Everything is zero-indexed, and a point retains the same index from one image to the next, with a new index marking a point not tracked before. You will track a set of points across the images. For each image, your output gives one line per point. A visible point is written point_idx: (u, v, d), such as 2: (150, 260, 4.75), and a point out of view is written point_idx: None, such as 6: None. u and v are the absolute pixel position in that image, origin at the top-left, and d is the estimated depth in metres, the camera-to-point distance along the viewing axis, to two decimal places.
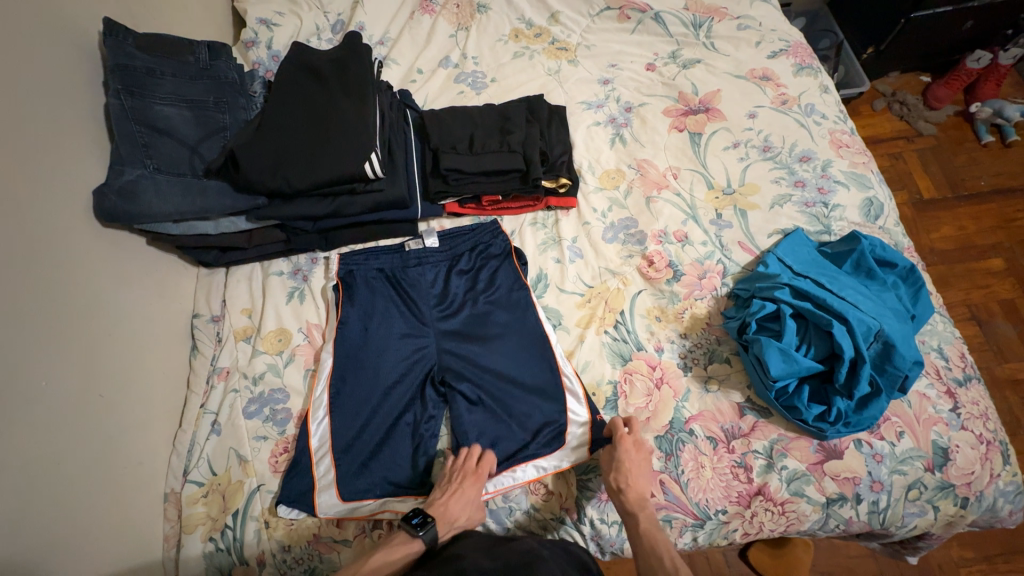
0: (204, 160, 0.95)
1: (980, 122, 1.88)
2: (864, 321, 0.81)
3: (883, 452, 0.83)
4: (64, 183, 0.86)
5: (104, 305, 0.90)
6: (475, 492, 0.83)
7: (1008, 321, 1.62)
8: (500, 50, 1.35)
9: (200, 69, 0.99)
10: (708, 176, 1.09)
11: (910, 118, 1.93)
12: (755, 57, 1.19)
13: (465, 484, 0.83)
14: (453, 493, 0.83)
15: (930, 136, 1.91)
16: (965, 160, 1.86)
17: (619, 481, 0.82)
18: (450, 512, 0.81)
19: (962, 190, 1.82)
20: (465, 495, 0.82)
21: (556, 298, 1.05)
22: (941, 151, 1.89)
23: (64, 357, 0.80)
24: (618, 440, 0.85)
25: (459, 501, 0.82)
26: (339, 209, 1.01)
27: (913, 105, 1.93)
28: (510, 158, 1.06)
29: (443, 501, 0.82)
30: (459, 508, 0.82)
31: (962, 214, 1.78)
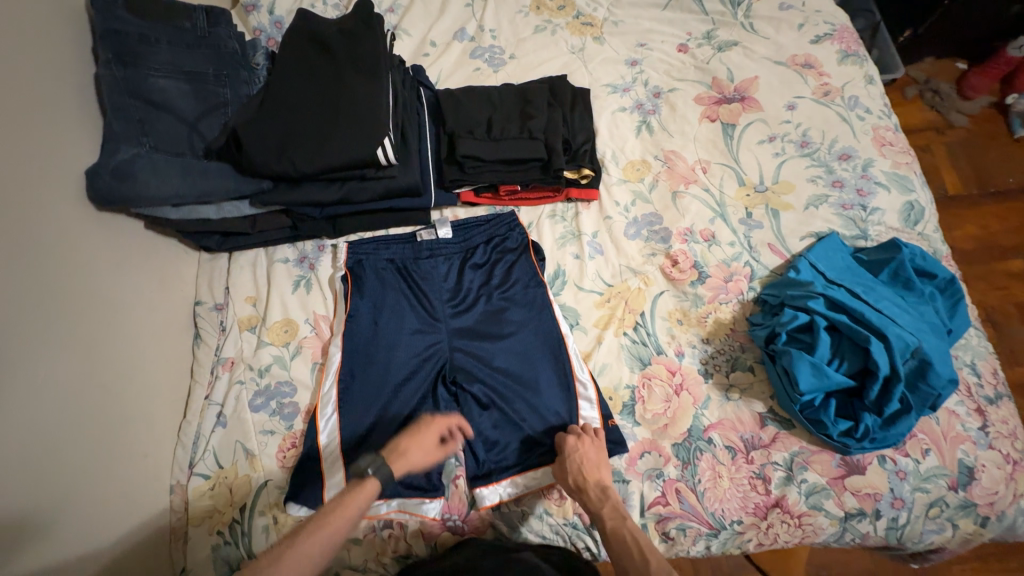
0: (204, 138, 0.88)
1: (1015, 115, 1.79)
2: (903, 337, 0.77)
3: (907, 469, 0.81)
4: (52, 161, 0.79)
5: (102, 292, 0.86)
6: (431, 438, 0.83)
7: None
8: (520, 24, 1.26)
9: (198, 36, 0.90)
10: (740, 172, 1.02)
11: (942, 108, 1.83)
12: (797, 41, 1.11)
13: (423, 429, 0.84)
14: (408, 435, 0.83)
15: (961, 129, 1.83)
16: (996, 155, 1.79)
17: (579, 480, 0.79)
18: (407, 452, 0.81)
19: (991, 187, 1.74)
20: (422, 439, 0.83)
21: (574, 296, 1.01)
22: (972, 146, 1.80)
23: (65, 345, 0.77)
24: (564, 443, 0.84)
25: (416, 444, 0.82)
26: (348, 196, 0.95)
27: (947, 94, 1.83)
28: (531, 146, 0.99)
29: (401, 444, 0.81)
30: (416, 449, 0.81)
31: (987, 212, 1.72)
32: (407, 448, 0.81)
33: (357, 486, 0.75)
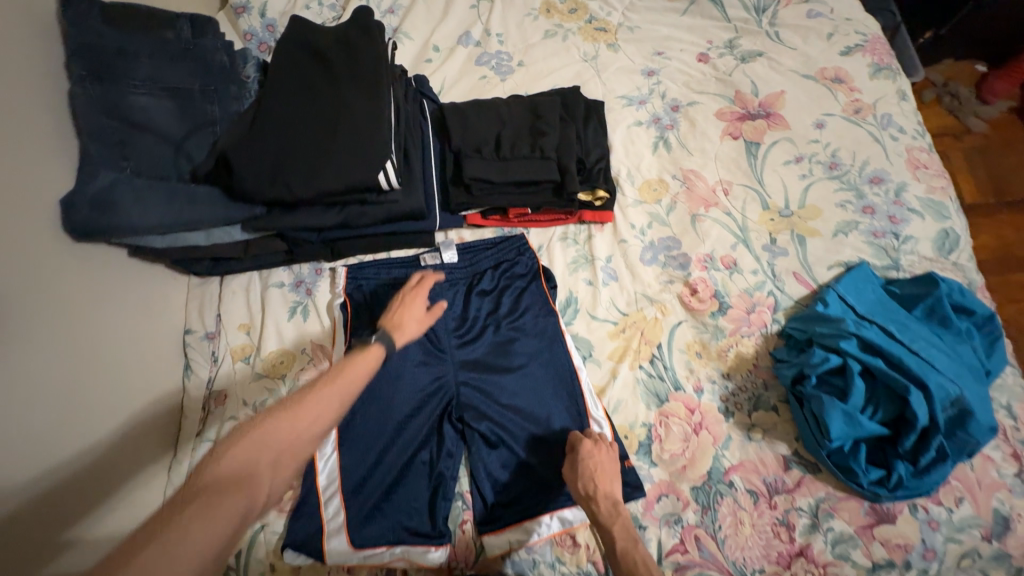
0: (191, 159, 0.83)
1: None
2: (944, 386, 0.73)
3: (939, 519, 0.77)
4: (39, 189, 0.73)
5: (97, 313, 0.82)
6: (420, 302, 0.80)
7: None
8: (528, 28, 1.18)
9: (182, 47, 0.83)
10: (764, 195, 0.97)
11: (960, 112, 1.69)
12: (826, 52, 1.05)
13: (409, 299, 0.80)
14: (398, 308, 0.78)
15: (979, 134, 1.70)
16: (1017, 161, 1.64)
17: (586, 488, 0.76)
18: (404, 323, 0.76)
19: (1006, 194, 1.61)
20: (413, 307, 0.79)
21: (587, 326, 0.96)
22: (989, 154, 1.67)
23: (69, 347, 0.75)
24: (579, 445, 0.80)
25: (409, 312, 0.78)
26: (348, 220, 0.89)
27: (967, 98, 1.69)
28: (543, 167, 0.93)
29: (396, 316, 0.77)
30: (410, 315, 0.77)
31: (1004, 222, 1.55)
32: (404, 316, 0.77)
33: (359, 352, 0.68)
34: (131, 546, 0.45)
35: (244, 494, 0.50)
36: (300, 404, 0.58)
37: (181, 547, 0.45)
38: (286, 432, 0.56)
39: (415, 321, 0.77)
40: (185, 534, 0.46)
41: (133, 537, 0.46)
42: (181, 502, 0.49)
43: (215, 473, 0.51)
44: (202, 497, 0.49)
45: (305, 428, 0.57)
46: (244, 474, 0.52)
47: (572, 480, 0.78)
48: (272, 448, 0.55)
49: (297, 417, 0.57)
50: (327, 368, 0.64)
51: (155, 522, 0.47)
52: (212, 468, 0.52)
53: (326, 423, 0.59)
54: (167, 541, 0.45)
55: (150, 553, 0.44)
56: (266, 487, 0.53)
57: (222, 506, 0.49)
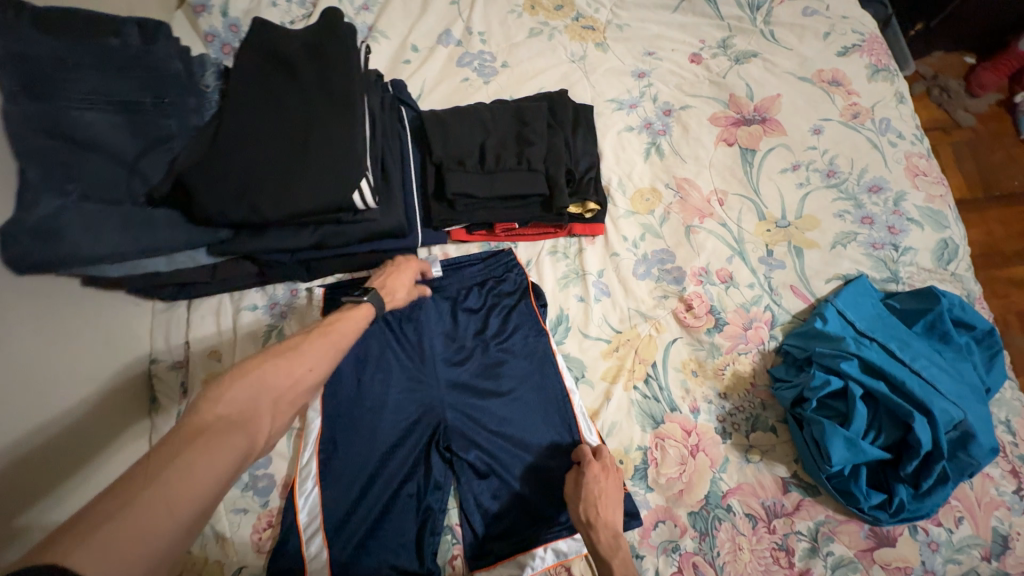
0: (147, 181, 0.76)
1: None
2: (947, 410, 0.71)
3: (939, 540, 0.75)
4: None
5: (87, 315, 0.81)
6: (410, 274, 0.84)
7: None
8: (512, 25, 1.12)
9: (131, 56, 0.74)
10: (760, 205, 0.94)
11: (949, 106, 1.60)
12: (822, 53, 1.02)
13: (399, 269, 0.84)
14: (387, 276, 0.82)
15: (967, 129, 1.60)
16: (1003, 156, 1.56)
17: (587, 515, 0.73)
18: (394, 291, 0.80)
19: (996, 190, 1.51)
20: (402, 277, 0.83)
21: (579, 345, 0.91)
22: (980, 149, 1.57)
23: (63, 339, 0.75)
24: (585, 467, 0.77)
25: (397, 280, 0.82)
26: (323, 241, 0.83)
27: (955, 91, 1.60)
28: (531, 180, 0.88)
29: (386, 283, 0.81)
30: (398, 284, 0.82)
31: (993, 219, 1.48)
32: (391, 283, 0.81)
33: (349, 309, 0.71)
34: (137, 475, 0.42)
35: (250, 433, 0.50)
36: (297, 351, 0.59)
37: (194, 475, 0.44)
38: (286, 376, 0.56)
39: (404, 291, 0.82)
40: (198, 462, 0.45)
41: (139, 468, 0.43)
42: (188, 434, 0.47)
43: (220, 412, 0.50)
44: (210, 433, 0.47)
45: (302, 376, 0.58)
46: (249, 412, 0.51)
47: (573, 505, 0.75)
48: (274, 392, 0.54)
49: (297, 362, 0.58)
50: (319, 321, 0.66)
51: (163, 452, 0.44)
52: (210, 407, 0.50)
53: (321, 373, 0.60)
54: (184, 469, 0.43)
55: (162, 483, 0.42)
56: (268, 428, 0.53)
57: (230, 440, 0.48)
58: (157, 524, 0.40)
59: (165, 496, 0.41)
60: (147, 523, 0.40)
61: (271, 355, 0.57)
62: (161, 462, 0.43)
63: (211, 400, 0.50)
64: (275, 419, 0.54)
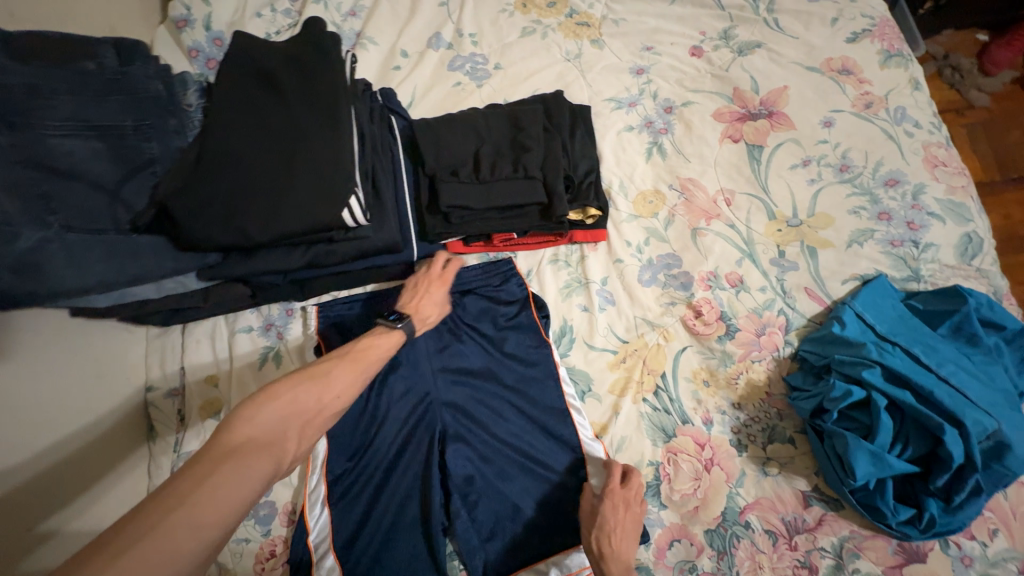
0: (132, 209, 0.73)
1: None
2: (980, 420, 0.67)
3: (973, 555, 0.71)
4: None
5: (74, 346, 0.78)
6: (441, 294, 0.82)
7: None
8: (504, 25, 1.08)
9: (108, 79, 0.71)
10: (770, 204, 0.89)
11: (961, 86, 1.52)
12: (830, 40, 0.97)
13: (431, 288, 0.82)
14: (417, 295, 0.80)
15: (982, 109, 1.52)
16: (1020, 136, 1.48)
17: (599, 546, 0.71)
18: (424, 314, 0.79)
19: (1012, 173, 1.45)
20: (433, 297, 0.81)
21: (584, 357, 0.88)
22: (994, 130, 1.50)
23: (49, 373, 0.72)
24: (608, 492, 0.74)
25: (428, 302, 0.80)
26: (314, 261, 0.80)
27: (968, 70, 1.52)
28: (528, 188, 0.84)
29: (417, 304, 0.79)
30: (429, 307, 0.80)
31: (1009, 201, 1.41)
32: (423, 306, 0.79)
33: (382, 333, 0.71)
34: (167, 498, 0.43)
35: (277, 458, 0.51)
36: (327, 378, 0.60)
37: (220, 500, 0.45)
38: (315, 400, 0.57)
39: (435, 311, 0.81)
40: (226, 488, 0.45)
41: (166, 493, 0.44)
42: (217, 458, 0.48)
43: (249, 435, 0.51)
44: (238, 457, 0.48)
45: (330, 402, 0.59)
46: (277, 436, 0.53)
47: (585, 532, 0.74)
48: (301, 415, 0.56)
49: (327, 387, 0.59)
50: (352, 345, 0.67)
51: (194, 474, 0.46)
52: (242, 428, 0.51)
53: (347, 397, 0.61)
54: (212, 494, 0.44)
55: (191, 506, 0.43)
56: (293, 451, 0.54)
57: (258, 464, 0.49)
58: (179, 548, 0.41)
59: (191, 522, 0.42)
60: (170, 548, 0.40)
61: (300, 378, 0.58)
62: (191, 483, 0.45)
63: (240, 422, 0.51)
64: (300, 443, 0.55)
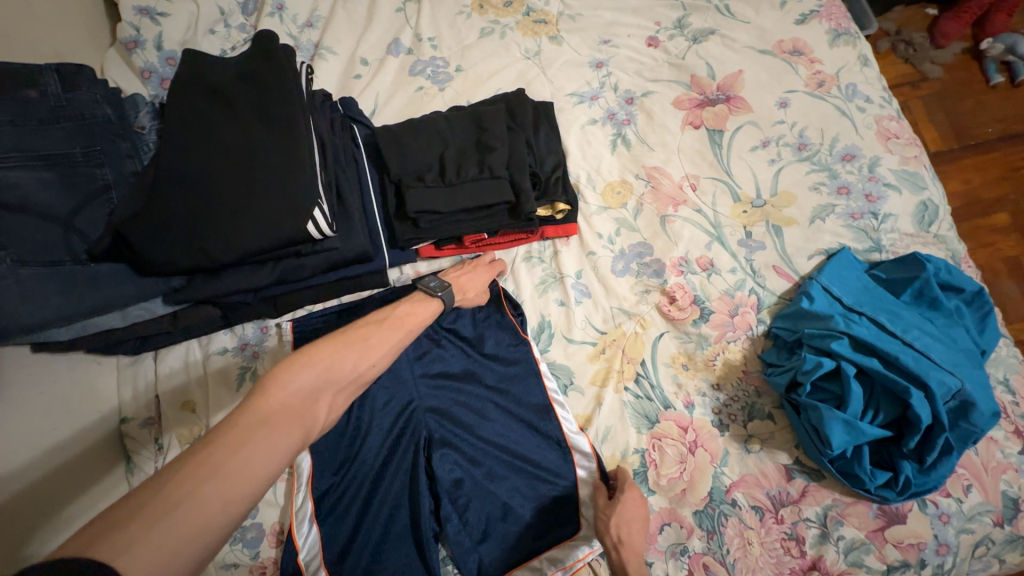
0: (87, 238, 0.71)
1: (990, 60, 1.53)
2: (945, 380, 0.69)
3: (949, 512, 0.74)
4: None
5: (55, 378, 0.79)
6: (484, 278, 0.86)
7: (1013, 280, 1.34)
8: (462, 27, 1.08)
9: (52, 106, 0.70)
10: (734, 186, 0.91)
11: (915, 60, 1.56)
12: (780, 23, 0.99)
13: (477, 269, 0.87)
14: (466, 269, 0.86)
15: (935, 81, 1.57)
16: (971, 104, 1.53)
17: (618, 534, 0.73)
18: (466, 290, 0.83)
19: (969, 140, 1.50)
20: (476, 276, 0.85)
21: (564, 351, 0.88)
22: (948, 101, 1.54)
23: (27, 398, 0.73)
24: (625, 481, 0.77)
25: (470, 278, 0.85)
26: (284, 276, 0.79)
27: (920, 44, 1.56)
28: (495, 188, 0.84)
29: (463, 276, 0.84)
30: (470, 283, 0.84)
31: (963, 168, 1.47)
32: (464, 280, 0.84)
33: (417, 304, 0.73)
34: (197, 466, 0.43)
35: (306, 428, 0.51)
36: (364, 346, 0.60)
37: (252, 472, 0.45)
38: (349, 368, 0.57)
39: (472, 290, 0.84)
40: (255, 460, 0.46)
41: (199, 460, 0.44)
42: (251, 423, 0.48)
43: (283, 401, 0.51)
44: (271, 426, 0.48)
45: (365, 369, 0.60)
46: (309, 403, 0.53)
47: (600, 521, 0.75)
48: (334, 382, 0.56)
49: (361, 355, 0.59)
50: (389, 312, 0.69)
51: (226, 441, 0.46)
52: (278, 392, 0.51)
53: (379, 363, 0.62)
54: (244, 465, 0.45)
55: (227, 475, 0.44)
56: (323, 420, 0.54)
57: (288, 436, 0.49)
58: (211, 518, 0.42)
59: (221, 496, 0.43)
60: (202, 518, 0.41)
61: (336, 345, 0.58)
62: (228, 451, 0.45)
63: (273, 388, 0.51)
64: (330, 411, 0.56)
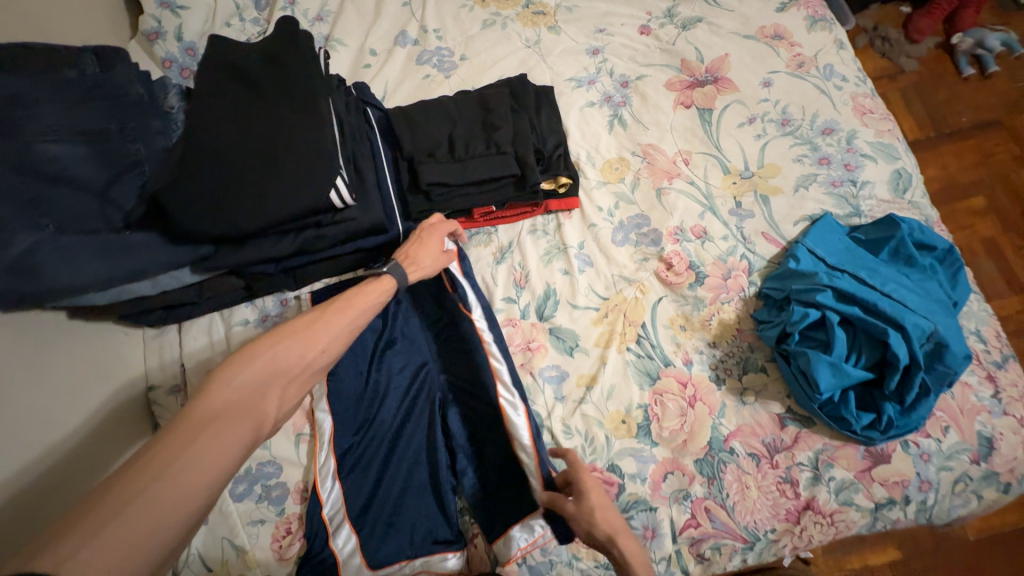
0: (121, 208, 0.75)
1: (961, 54, 1.63)
2: (919, 324, 0.75)
3: (930, 451, 0.80)
4: None
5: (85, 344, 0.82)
6: (434, 243, 0.87)
7: (990, 259, 1.43)
8: (465, 19, 1.14)
9: (89, 86, 0.75)
10: (724, 160, 0.98)
11: (891, 54, 1.65)
12: (762, 11, 1.06)
13: (425, 236, 0.87)
14: (415, 243, 0.86)
15: (911, 74, 1.65)
16: (946, 95, 1.62)
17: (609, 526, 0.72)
18: (419, 260, 0.84)
19: (945, 128, 1.58)
20: (428, 244, 0.86)
21: (569, 316, 0.93)
22: (924, 92, 1.63)
23: (59, 362, 0.77)
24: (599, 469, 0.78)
25: (424, 248, 0.85)
26: (305, 246, 0.84)
27: (896, 39, 1.64)
28: (501, 163, 0.90)
29: (414, 250, 0.84)
30: (424, 254, 0.85)
31: (941, 154, 1.56)
32: (418, 252, 0.84)
33: (373, 280, 0.78)
34: (142, 470, 0.47)
35: (255, 425, 0.56)
36: (309, 335, 0.66)
37: (200, 470, 0.49)
38: (293, 360, 0.63)
39: (429, 258, 0.85)
40: (205, 458, 0.50)
41: (144, 463, 0.47)
42: (195, 427, 0.52)
43: (226, 400, 0.55)
44: (217, 425, 0.53)
45: (312, 358, 0.65)
46: (253, 400, 0.57)
47: (582, 524, 0.73)
48: (278, 376, 0.61)
49: (306, 346, 0.65)
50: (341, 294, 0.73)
51: (171, 444, 0.50)
52: (219, 394, 0.56)
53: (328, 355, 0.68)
54: (188, 464, 0.48)
55: (166, 479, 0.47)
56: (273, 414, 0.59)
57: (235, 432, 0.53)
58: (164, 516, 0.46)
59: (169, 495, 0.46)
60: (151, 521, 0.45)
61: (274, 340, 0.63)
62: (173, 452, 0.49)
63: (216, 391, 0.56)
64: (281, 404, 0.61)
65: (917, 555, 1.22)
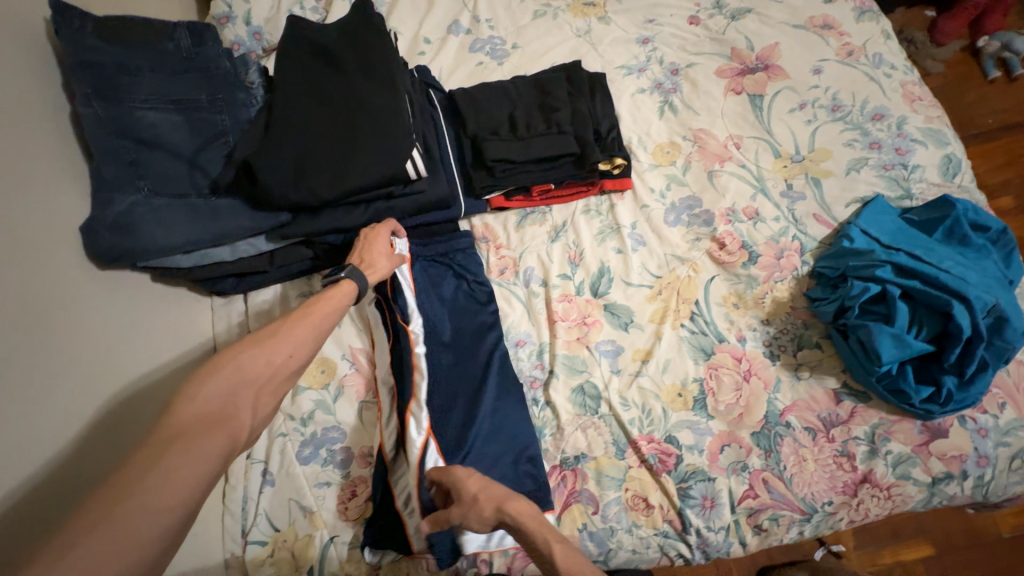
0: (207, 174, 0.79)
1: (987, 57, 1.64)
2: (982, 296, 0.77)
3: (988, 426, 0.81)
4: (55, 205, 0.68)
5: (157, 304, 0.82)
6: (383, 244, 0.83)
7: None
8: (517, 10, 1.18)
9: (183, 59, 0.81)
10: (775, 144, 1.00)
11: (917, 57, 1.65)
12: (810, 2, 1.10)
13: (373, 237, 0.83)
14: (364, 245, 0.82)
15: (938, 75, 1.67)
16: (973, 97, 1.64)
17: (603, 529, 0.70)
18: (376, 264, 0.81)
19: (973, 129, 1.60)
20: (378, 245, 0.83)
21: (624, 294, 0.95)
22: (949, 94, 1.65)
23: (131, 319, 0.77)
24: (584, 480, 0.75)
25: (376, 251, 0.82)
26: (375, 217, 0.86)
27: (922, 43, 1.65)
28: (561, 142, 0.94)
29: (367, 255, 0.81)
30: (381, 258, 0.82)
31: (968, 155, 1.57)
32: (372, 256, 0.81)
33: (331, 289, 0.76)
34: (114, 486, 0.46)
35: (229, 434, 0.55)
36: (275, 338, 0.66)
37: (176, 484, 0.48)
38: (261, 366, 0.63)
39: (384, 259, 0.83)
40: (181, 468, 0.49)
41: (112, 484, 0.47)
42: (163, 442, 0.51)
43: (196, 414, 0.54)
44: (186, 438, 0.52)
45: (281, 363, 0.64)
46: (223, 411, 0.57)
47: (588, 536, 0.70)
48: (246, 383, 0.60)
49: (270, 354, 0.64)
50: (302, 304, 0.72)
51: (139, 460, 0.49)
52: (188, 407, 0.55)
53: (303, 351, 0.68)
54: (158, 478, 0.48)
55: (144, 492, 0.46)
56: (249, 422, 0.58)
57: (210, 442, 0.53)
58: (141, 528, 0.45)
59: (146, 509, 0.46)
60: (125, 536, 0.44)
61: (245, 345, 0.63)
62: (148, 464, 0.48)
63: (185, 404, 0.55)
64: (254, 411, 0.60)
65: (953, 552, 1.21)
